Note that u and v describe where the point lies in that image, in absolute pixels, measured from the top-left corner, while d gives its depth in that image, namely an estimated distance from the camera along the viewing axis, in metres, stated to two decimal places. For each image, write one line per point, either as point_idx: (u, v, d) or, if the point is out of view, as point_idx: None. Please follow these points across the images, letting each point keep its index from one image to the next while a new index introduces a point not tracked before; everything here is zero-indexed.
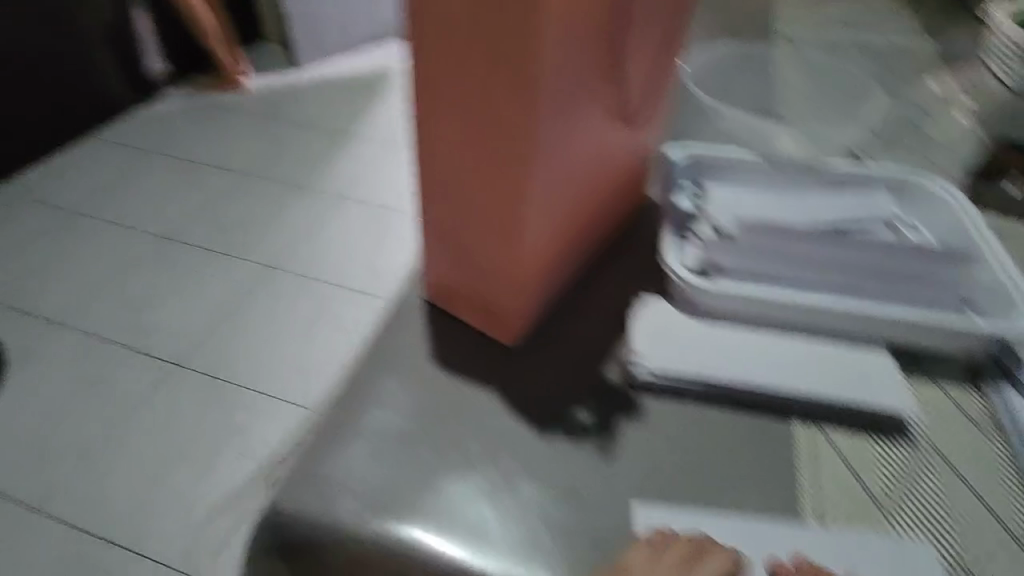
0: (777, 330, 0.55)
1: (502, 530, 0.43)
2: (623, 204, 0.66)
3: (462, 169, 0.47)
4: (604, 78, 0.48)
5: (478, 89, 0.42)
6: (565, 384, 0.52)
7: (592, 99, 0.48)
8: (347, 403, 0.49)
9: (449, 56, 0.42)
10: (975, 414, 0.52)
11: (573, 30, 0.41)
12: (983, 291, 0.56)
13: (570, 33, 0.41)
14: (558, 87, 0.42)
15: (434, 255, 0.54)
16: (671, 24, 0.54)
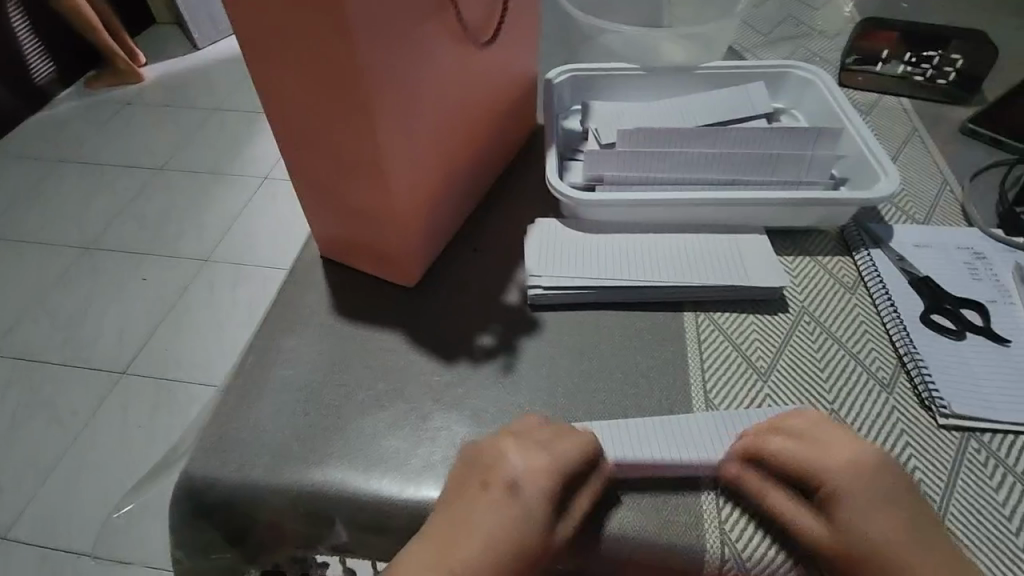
0: (663, 231, 0.58)
1: (413, 454, 0.44)
2: (513, 130, 0.66)
3: (314, 123, 0.46)
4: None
5: (295, 27, 0.40)
6: (469, 311, 0.54)
7: (431, 23, 0.46)
8: (253, 367, 0.50)
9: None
10: (844, 278, 0.55)
11: None
12: (849, 166, 0.61)
13: None
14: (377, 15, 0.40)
15: (315, 206, 0.53)
16: None
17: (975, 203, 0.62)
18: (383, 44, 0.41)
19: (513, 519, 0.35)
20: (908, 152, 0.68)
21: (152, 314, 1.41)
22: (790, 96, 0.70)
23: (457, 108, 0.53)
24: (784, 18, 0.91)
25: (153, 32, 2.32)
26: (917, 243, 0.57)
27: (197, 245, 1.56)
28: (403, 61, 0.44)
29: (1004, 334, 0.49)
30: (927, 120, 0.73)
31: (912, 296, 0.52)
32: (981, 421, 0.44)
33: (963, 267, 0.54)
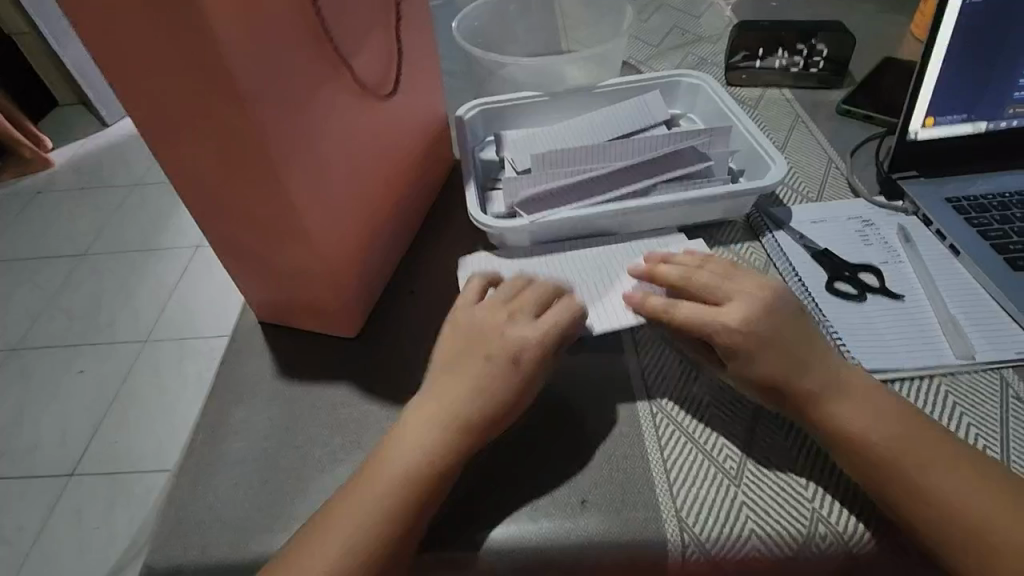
0: (586, 244, 0.61)
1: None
2: (431, 169, 0.69)
3: (232, 202, 0.47)
4: (325, 70, 0.48)
5: (197, 123, 0.42)
6: (415, 351, 0.55)
7: (325, 95, 0.48)
8: (202, 445, 0.49)
9: (150, 100, 0.41)
10: (755, 261, 0.59)
11: (262, 47, 0.40)
12: (744, 159, 0.66)
13: (261, 50, 0.40)
14: (270, 99, 0.42)
15: (247, 277, 0.54)
16: None
17: (858, 175, 0.68)
18: (282, 125, 0.43)
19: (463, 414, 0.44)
20: (795, 138, 0.74)
21: (97, 405, 1.34)
22: (683, 101, 0.76)
23: (370, 161, 0.55)
24: (669, 28, 0.99)
25: (58, 114, 2.25)
26: (814, 220, 0.62)
27: (136, 326, 1.50)
28: (308, 137, 0.47)
29: (898, 290, 0.54)
30: (808, 106, 0.80)
31: (815, 269, 0.57)
32: (890, 373, 0.48)
33: (855, 235, 0.60)
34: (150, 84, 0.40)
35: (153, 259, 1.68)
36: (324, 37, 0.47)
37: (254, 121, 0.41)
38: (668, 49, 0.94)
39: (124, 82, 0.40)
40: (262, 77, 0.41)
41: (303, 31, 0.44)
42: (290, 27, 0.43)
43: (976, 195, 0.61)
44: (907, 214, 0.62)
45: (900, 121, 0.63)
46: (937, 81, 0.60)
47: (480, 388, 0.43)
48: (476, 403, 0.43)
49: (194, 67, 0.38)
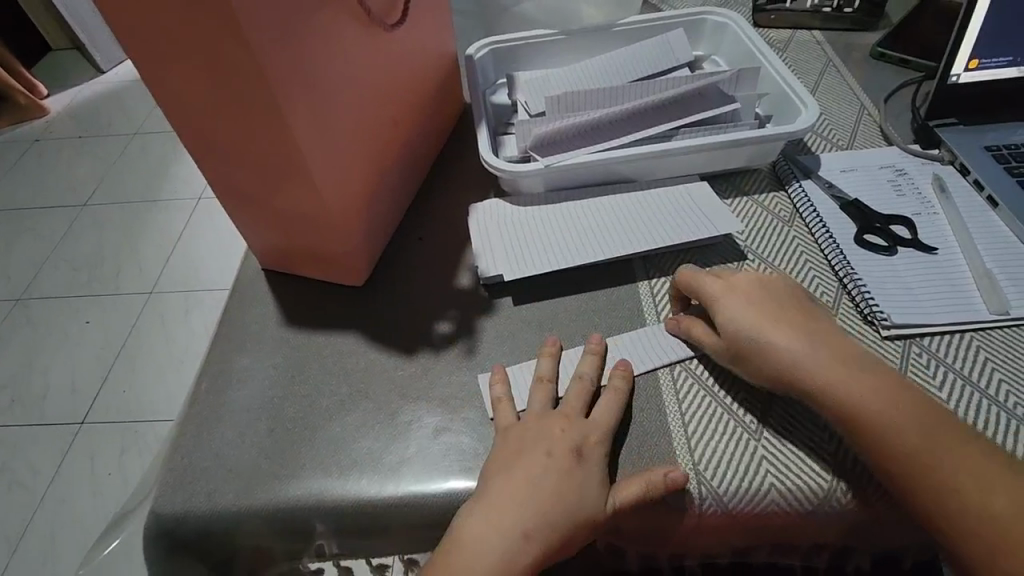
0: (603, 191, 0.59)
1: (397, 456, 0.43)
2: (440, 111, 0.65)
3: (228, 138, 0.44)
4: None
5: (187, 49, 0.38)
6: (425, 301, 0.53)
7: (325, 19, 0.45)
8: (207, 394, 0.48)
9: (135, 22, 0.37)
10: (780, 212, 0.57)
11: None
12: (772, 104, 0.63)
13: None
14: (267, 21, 0.38)
15: (248, 218, 0.51)
16: None
17: (892, 121, 0.64)
18: (280, 51, 0.40)
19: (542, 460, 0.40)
20: (825, 82, 0.70)
21: (104, 356, 1.34)
22: (707, 43, 0.72)
23: (375, 96, 0.52)
24: None
25: (51, 59, 2.17)
26: (844, 169, 0.59)
27: (140, 277, 1.49)
28: (310, 68, 0.43)
29: (931, 243, 0.52)
30: (839, 49, 0.75)
31: (844, 219, 0.54)
32: (920, 327, 0.46)
33: (887, 185, 0.57)
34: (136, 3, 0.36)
35: (155, 210, 1.65)
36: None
37: (251, 47, 0.37)
38: None
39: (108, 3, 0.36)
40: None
41: None
42: None
43: (1017, 143, 0.57)
44: (943, 163, 0.59)
45: (941, 64, 0.59)
46: (987, 18, 0.55)
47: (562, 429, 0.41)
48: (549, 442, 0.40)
49: None
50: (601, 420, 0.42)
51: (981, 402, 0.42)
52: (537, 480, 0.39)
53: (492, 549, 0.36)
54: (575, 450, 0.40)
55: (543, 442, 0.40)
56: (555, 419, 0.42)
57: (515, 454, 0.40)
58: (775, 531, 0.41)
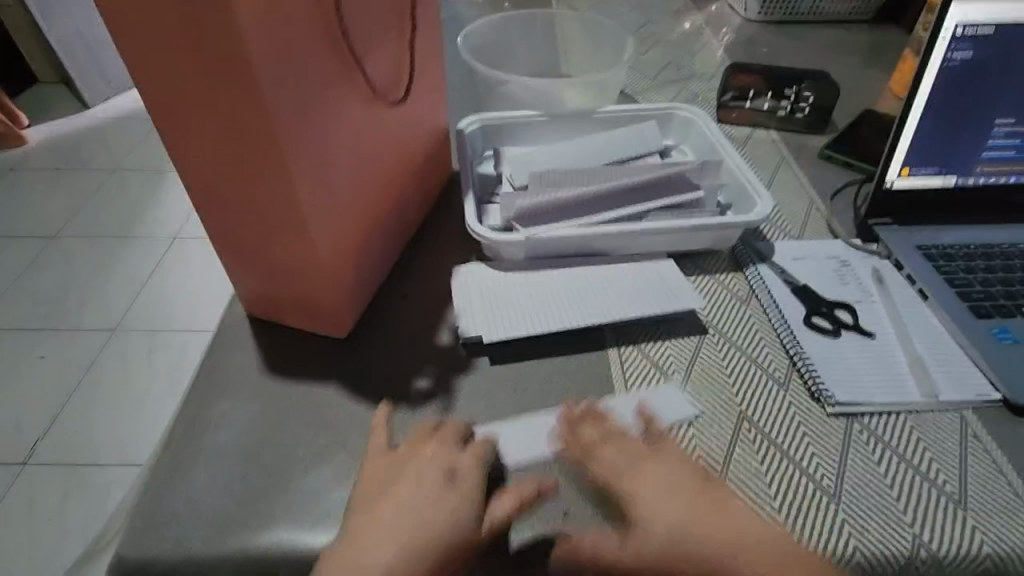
0: (578, 263, 0.63)
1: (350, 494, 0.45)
2: (430, 176, 0.70)
3: (232, 194, 0.47)
4: (339, 73, 0.49)
5: (210, 115, 0.42)
6: (405, 356, 0.56)
7: (336, 98, 0.49)
8: (182, 437, 0.49)
9: (166, 88, 0.41)
10: (738, 291, 0.62)
11: (281, 47, 0.41)
12: (732, 193, 0.69)
13: (280, 49, 0.41)
14: (286, 99, 0.43)
15: (241, 267, 0.54)
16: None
17: (838, 216, 0.72)
18: (296, 124, 0.44)
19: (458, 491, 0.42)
20: (779, 177, 0.78)
21: (56, 393, 1.30)
22: (677, 134, 0.79)
23: (374, 163, 0.56)
24: (665, 65, 1.04)
25: (37, 92, 2.19)
26: (795, 256, 0.65)
27: (104, 314, 1.46)
28: (318, 139, 0.47)
29: (871, 328, 0.57)
30: (793, 149, 0.84)
31: (795, 302, 0.60)
32: (861, 406, 0.51)
33: (833, 274, 0.63)
34: (169, 73, 0.40)
35: (127, 247, 1.64)
36: (343, 39, 0.48)
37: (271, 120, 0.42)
38: (662, 85, 0.98)
39: (143, 71, 0.41)
40: (280, 76, 0.42)
41: (323, 33, 0.45)
42: (310, 27, 0.44)
43: (943, 245, 0.65)
44: (881, 257, 0.65)
45: (879, 170, 0.66)
46: (915, 134, 0.64)
47: (444, 463, 0.43)
48: (440, 467, 0.42)
49: (214, 59, 0.39)
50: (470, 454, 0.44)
51: (913, 479, 0.46)
52: (404, 505, 0.40)
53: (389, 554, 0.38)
54: (445, 475, 0.42)
55: (410, 475, 0.42)
56: (419, 455, 0.44)
57: (400, 478, 0.42)
58: None
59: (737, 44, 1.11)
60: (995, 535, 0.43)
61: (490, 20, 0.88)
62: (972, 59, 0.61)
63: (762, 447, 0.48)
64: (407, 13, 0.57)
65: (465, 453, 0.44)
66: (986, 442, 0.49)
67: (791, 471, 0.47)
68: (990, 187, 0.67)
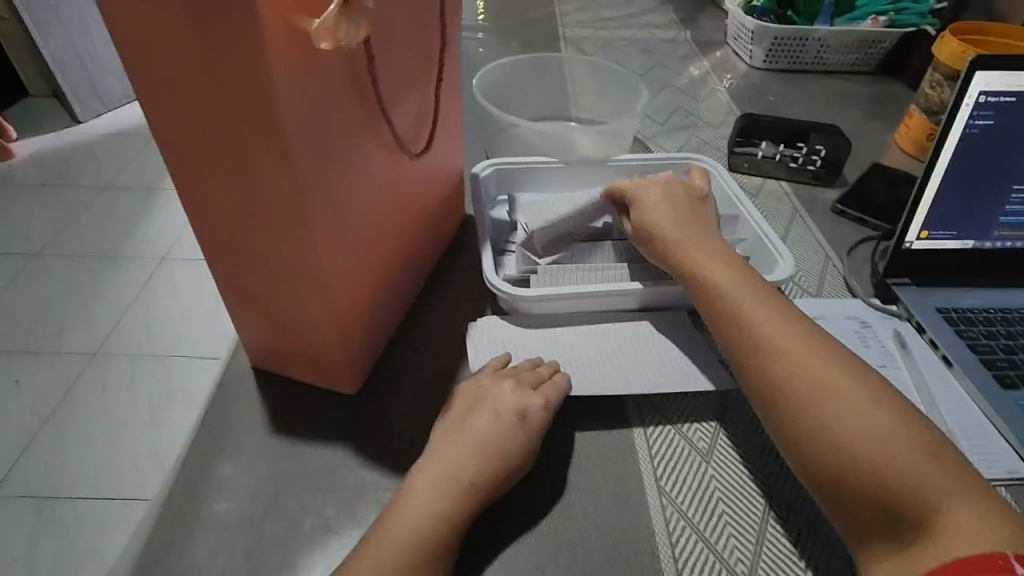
0: (597, 317, 0.61)
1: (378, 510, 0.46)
2: (444, 222, 0.68)
3: (247, 246, 0.46)
4: (365, 126, 0.48)
5: (232, 168, 0.41)
6: (417, 415, 0.53)
7: (360, 151, 0.48)
8: (180, 501, 0.46)
9: (190, 139, 0.40)
10: None
11: (313, 104, 0.40)
12: (750, 248, 0.68)
13: (311, 106, 0.40)
14: (313, 154, 0.41)
15: (249, 319, 0.52)
16: (426, 48, 0.54)
17: (854, 274, 0.71)
18: (320, 179, 0.43)
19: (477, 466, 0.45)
20: (794, 231, 0.77)
21: (32, 422, 1.24)
22: None
23: (392, 214, 0.55)
24: (674, 110, 1.04)
25: (27, 106, 2.15)
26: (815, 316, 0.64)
27: (87, 338, 1.41)
28: (340, 193, 0.46)
29: None
30: (805, 201, 0.83)
31: None
32: None
33: (854, 336, 0.62)
34: (194, 125, 0.39)
35: (114, 268, 1.60)
36: (371, 89, 0.47)
37: (296, 177, 0.40)
38: (672, 130, 0.98)
39: (167, 121, 0.40)
40: (309, 131, 0.40)
41: (352, 88, 0.44)
42: (341, 82, 0.43)
43: (963, 309, 0.64)
44: (901, 319, 0.65)
45: (897, 230, 0.66)
46: (935, 198, 0.64)
47: (481, 453, 0.46)
48: (472, 459, 0.45)
49: (243, 114, 0.37)
50: (489, 440, 0.47)
51: None
52: (424, 498, 0.43)
53: (407, 544, 0.40)
54: (469, 474, 0.45)
55: (451, 474, 0.45)
56: (448, 444, 0.47)
57: (422, 475, 0.45)
58: None
59: (744, 91, 1.13)
60: None
61: (503, 62, 0.88)
62: (993, 126, 0.61)
63: (793, 526, 0.47)
64: (433, 63, 0.56)
65: (490, 441, 0.47)
66: None
67: (825, 555, 0.46)
68: (1006, 252, 0.67)
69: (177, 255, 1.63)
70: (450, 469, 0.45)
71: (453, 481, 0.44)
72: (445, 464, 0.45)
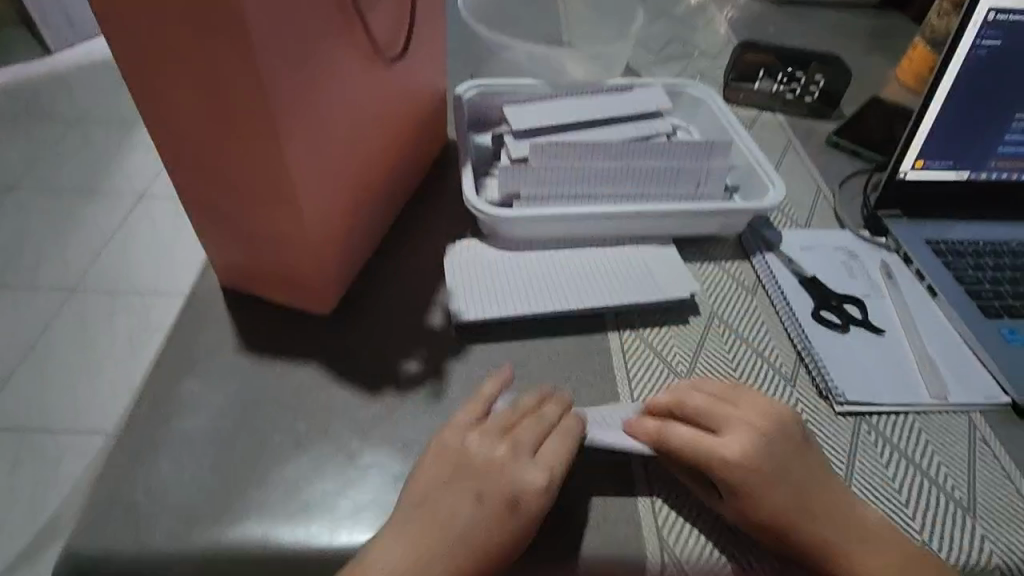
0: (579, 246, 0.60)
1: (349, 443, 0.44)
2: (425, 143, 0.65)
3: (210, 151, 0.43)
4: (337, 24, 0.44)
5: (189, 60, 0.38)
6: (391, 336, 0.52)
7: (333, 52, 0.44)
8: (147, 417, 0.45)
9: (141, 26, 0.37)
10: (744, 280, 0.59)
11: None
12: (741, 175, 0.66)
13: None
14: (277, 48, 0.38)
15: (216, 233, 0.49)
16: None
17: (845, 206, 0.69)
18: (287, 77, 0.40)
19: (470, 517, 0.38)
20: (786, 162, 0.75)
21: (12, 356, 1.23)
22: (684, 112, 0.75)
23: (369, 127, 0.52)
24: (670, 39, 1.00)
25: None
26: (804, 246, 0.62)
27: (65, 274, 1.38)
28: (310, 97, 0.43)
29: (879, 325, 0.55)
30: (800, 134, 0.81)
31: (802, 294, 0.57)
32: (869, 406, 0.49)
33: (841, 265, 0.61)
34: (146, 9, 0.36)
35: (90, 204, 1.55)
36: None
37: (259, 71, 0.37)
38: (667, 59, 0.94)
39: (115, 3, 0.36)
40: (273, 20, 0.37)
41: None
42: None
43: (953, 240, 0.63)
44: (889, 251, 0.64)
45: (892, 160, 0.64)
46: (935, 122, 0.61)
47: (478, 505, 0.39)
48: (464, 511, 0.38)
49: None
50: (495, 496, 0.39)
51: (923, 484, 0.45)
52: (399, 546, 0.37)
53: None
54: (457, 524, 0.38)
55: (434, 522, 0.38)
56: (442, 474, 0.40)
57: (409, 517, 0.39)
58: None
59: (744, 22, 1.07)
60: (1004, 544, 0.42)
61: None
62: (1002, 47, 0.59)
63: None
64: None
65: (494, 486, 0.39)
66: (993, 448, 0.48)
67: None
68: (1001, 183, 0.65)
69: (155, 192, 1.58)
70: (439, 515, 0.38)
71: (435, 526, 0.38)
72: (439, 507, 0.39)
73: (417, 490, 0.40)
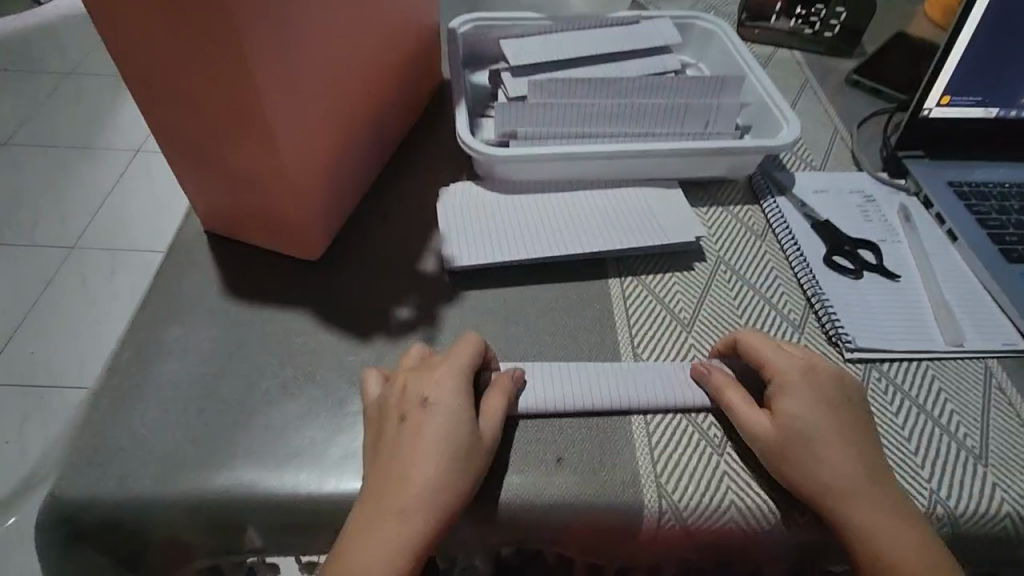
0: (579, 188, 0.57)
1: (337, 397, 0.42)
2: (418, 81, 0.61)
3: (181, 81, 0.40)
4: None
5: None
6: (383, 282, 0.50)
7: None
8: (130, 363, 0.43)
9: None
10: (754, 225, 0.57)
11: None
12: (753, 115, 0.62)
13: None
14: None
15: (195, 172, 0.46)
16: None
17: (863, 148, 0.66)
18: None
19: (431, 438, 0.37)
20: (802, 103, 0.71)
21: (13, 312, 1.22)
22: (694, 49, 0.71)
23: (354, 58, 0.48)
24: None
25: None
26: (817, 189, 0.59)
27: (61, 229, 1.36)
28: (286, 20, 0.39)
29: (894, 270, 0.53)
30: (817, 73, 0.76)
31: (814, 239, 0.54)
32: (881, 353, 0.47)
33: (856, 209, 0.57)
34: None
35: (84, 158, 1.52)
36: None
37: None
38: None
39: None
40: None
41: None
42: None
43: (976, 182, 0.59)
44: (908, 193, 0.60)
45: (914, 98, 0.60)
46: (965, 53, 0.57)
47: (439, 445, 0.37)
48: (426, 459, 0.36)
49: None
50: (431, 420, 0.38)
51: (934, 431, 0.43)
52: (379, 502, 0.35)
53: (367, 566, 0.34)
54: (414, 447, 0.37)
55: (394, 461, 0.37)
56: (399, 423, 0.38)
57: (383, 473, 0.36)
58: (733, 552, 0.40)
59: None
60: (1016, 492, 0.40)
61: None
62: None
63: None
64: None
65: (436, 406, 0.38)
66: (1010, 395, 0.46)
67: None
68: None
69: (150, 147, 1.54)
70: (402, 461, 0.36)
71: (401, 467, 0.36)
72: (405, 455, 0.37)
73: (388, 421, 0.39)
